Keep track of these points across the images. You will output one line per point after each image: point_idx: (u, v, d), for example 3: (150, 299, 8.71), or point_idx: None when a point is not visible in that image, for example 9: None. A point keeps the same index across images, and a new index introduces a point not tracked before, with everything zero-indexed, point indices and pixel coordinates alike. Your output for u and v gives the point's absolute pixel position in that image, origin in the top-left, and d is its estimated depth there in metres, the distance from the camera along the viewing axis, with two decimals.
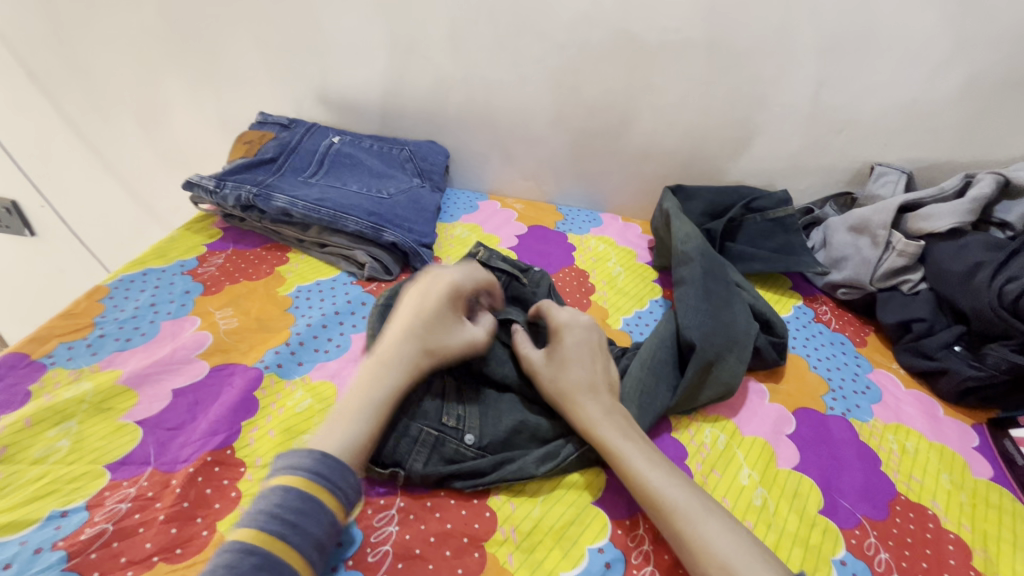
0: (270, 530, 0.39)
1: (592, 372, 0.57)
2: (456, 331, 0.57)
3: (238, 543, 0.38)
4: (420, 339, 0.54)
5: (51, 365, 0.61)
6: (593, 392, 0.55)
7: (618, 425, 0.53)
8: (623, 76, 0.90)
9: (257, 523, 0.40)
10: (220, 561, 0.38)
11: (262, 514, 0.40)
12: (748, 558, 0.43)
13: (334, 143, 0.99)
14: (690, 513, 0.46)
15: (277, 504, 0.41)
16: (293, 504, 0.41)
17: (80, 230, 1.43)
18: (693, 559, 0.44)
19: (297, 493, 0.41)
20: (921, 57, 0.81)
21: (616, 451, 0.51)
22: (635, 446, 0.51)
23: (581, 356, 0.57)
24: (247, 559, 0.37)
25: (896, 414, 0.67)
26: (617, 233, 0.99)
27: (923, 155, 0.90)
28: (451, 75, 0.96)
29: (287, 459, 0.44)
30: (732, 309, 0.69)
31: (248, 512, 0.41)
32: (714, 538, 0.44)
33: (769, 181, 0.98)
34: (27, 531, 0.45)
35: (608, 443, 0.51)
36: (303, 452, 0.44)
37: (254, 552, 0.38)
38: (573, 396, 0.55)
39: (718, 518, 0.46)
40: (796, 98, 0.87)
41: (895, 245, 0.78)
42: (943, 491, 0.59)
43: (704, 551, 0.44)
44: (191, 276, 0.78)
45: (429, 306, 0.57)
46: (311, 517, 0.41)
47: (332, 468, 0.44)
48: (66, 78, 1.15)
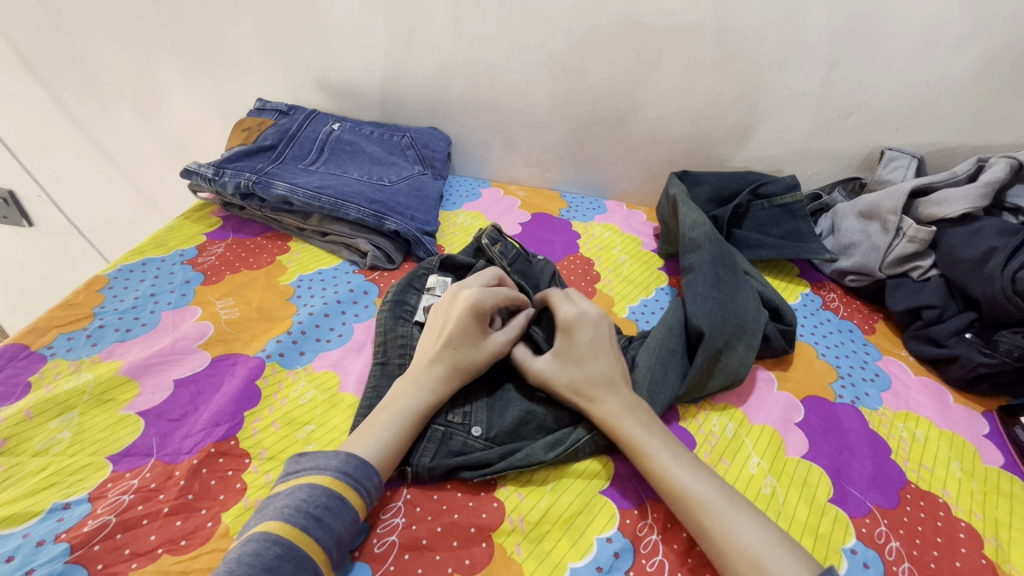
0: (295, 523, 0.40)
1: (608, 366, 0.56)
2: (485, 343, 0.57)
3: (262, 533, 0.39)
4: (450, 358, 0.55)
5: (51, 356, 0.60)
6: (610, 387, 0.55)
7: (641, 420, 0.53)
8: (629, 60, 0.88)
9: (283, 515, 0.40)
10: (243, 550, 0.38)
11: (288, 508, 0.41)
12: (774, 549, 0.42)
13: (334, 130, 0.97)
14: (714, 505, 0.45)
15: (304, 499, 0.42)
16: (319, 500, 0.42)
17: (79, 220, 1.42)
18: (718, 551, 0.43)
19: (324, 489, 0.43)
20: (934, 38, 0.79)
21: (639, 446, 0.51)
22: (659, 440, 0.51)
23: (595, 352, 0.57)
24: (272, 548, 0.38)
25: (906, 402, 0.67)
26: (622, 220, 0.98)
27: (934, 139, 0.88)
28: (453, 60, 0.94)
29: (314, 459, 0.45)
30: (741, 296, 0.68)
31: (273, 507, 0.41)
32: (739, 529, 0.43)
33: (776, 167, 0.96)
34: (30, 523, 0.45)
35: (633, 438, 0.51)
36: (330, 453, 0.46)
37: (278, 542, 0.38)
38: (590, 398, 0.54)
39: (744, 510, 0.45)
40: (805, 81, 0.86)
41: (906, 230, 0.77)
42: (953, 479, 0.58)
43: (731, 545, 0.43)
44: (191, 265, 0.77)
45: (451, 328, 0.56)
46: (335, 513, 0.42)
47: (357, 467, 0.45)
48: (61, 66, 1.13)
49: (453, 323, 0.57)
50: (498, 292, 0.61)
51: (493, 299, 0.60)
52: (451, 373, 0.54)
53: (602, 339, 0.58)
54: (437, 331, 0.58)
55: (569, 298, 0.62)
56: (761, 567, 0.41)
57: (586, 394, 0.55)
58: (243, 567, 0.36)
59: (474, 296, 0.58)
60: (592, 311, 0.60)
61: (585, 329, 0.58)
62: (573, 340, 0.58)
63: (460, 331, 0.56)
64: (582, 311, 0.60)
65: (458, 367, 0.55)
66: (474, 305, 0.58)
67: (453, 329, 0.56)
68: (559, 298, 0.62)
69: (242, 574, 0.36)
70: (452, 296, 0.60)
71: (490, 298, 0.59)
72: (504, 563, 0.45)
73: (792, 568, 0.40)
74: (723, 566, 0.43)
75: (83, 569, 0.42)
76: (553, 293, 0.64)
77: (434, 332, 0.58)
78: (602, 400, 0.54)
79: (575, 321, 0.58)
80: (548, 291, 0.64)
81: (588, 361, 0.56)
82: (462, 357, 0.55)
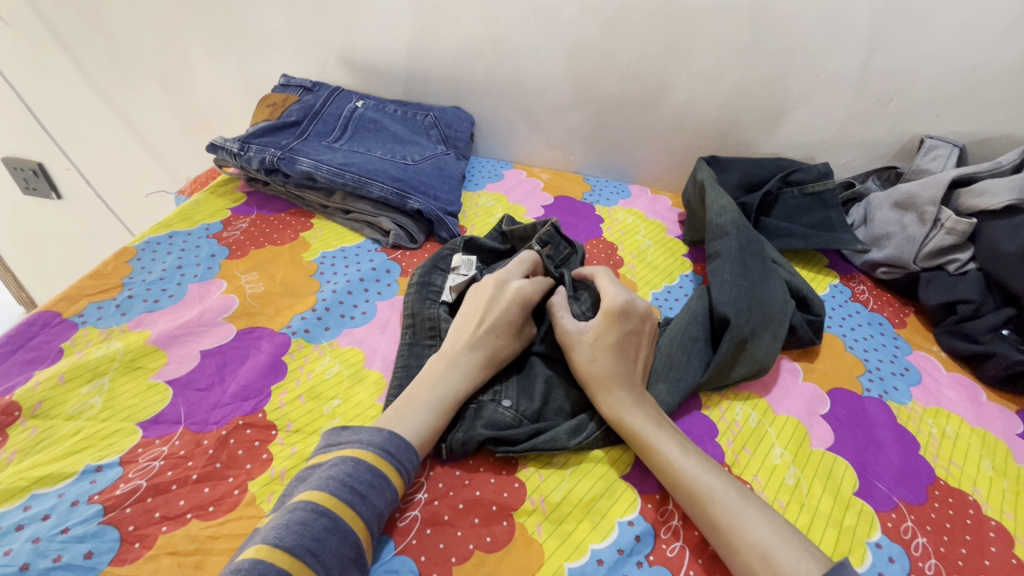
0: (340, 496, 0.41)
1: (628, 363, 0.55)
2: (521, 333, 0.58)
3: (309, 503, 0.40)
4: (489, 347, 0.55)
5: (82, 324, 0.62)
6: (625, 379, 0.54)
7: (650, 415, 0.52)
8: (659, 40, 0.86)
9: (328, 487, 0.41)
10: (291, 517, 0.39)
11: (332, 481, 0.42)
12: (784, 541, 0.42)
13: (358, 108, 0.96)
14: (724, 499, 0.45)
15: (349, 474, 0.42)
16: (363, 476, 0.43)
17: (104, 193, 1.43)
18: (728, 547, 0.43)
19: (368, 466, 0.43)
20: (980, 20, 0.76)
21: (647, 440, 0.50)
22: (668, 434, 0.51)
23: (624, 346, 0.56)
24: (319, 519, 0.39)
25: (936, 398, 0.65)
26: (646, 206, 0.96)
27: (977, 128, 0.84)
28: (479, 37, 0.93)
29: (358, 434, 0.46)
30: (768, 285, 0.66)
31: (318, 477, 0.42)
32: (750, 523, 0.43)
33: (809, 154, 0.93)
34: (65, 484, 0.46)
35: (641, 432, 0.51)
36: (373, 430, 0.46)
37: (325, 514, 0.39)
38: (604, 386, 0.54)
39: (753, 504, 0.45)
40: (843, 65, 0.83)
41: (944, 222, 0.75)
42: (984, 478, 0.56)
43: (743, 539, 0.42)
44: (216, 239, 0.77)
45: (497, 315, 0.57)
46: (378, 491, 0.43)
47: (399, 447, 0.46)
48: (90, 38, 1.14)
49: (500, 308, 0.57)
50: (542, 280, 0.62)
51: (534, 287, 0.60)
52: (489, 360, 0.55)
53: (638, 335, 0.58)
54: (478, 308, 0.58)
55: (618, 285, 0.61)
56: (772, 561, 0.40)
57: (604, 381, 0.54)
58: (291, 535, 0.37)
59: (528, 288, 0.59)
60: (638, 303, 0.60)
61: (628, 317, 0.58)
62: (612, 325, 0.56)
63: (503, 321, 0.57)
64: (631, 299, 0.59)
65: (493, 355, 0.55)
66: (527, 299, 0.59)
67: (499, 318, 0.57)
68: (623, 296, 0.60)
69: (290, 543, 0.37)
70: (501, 284, 0.60)
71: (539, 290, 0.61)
72: (525, 543, 0.45)
73: (803, 564, 0.40)
74: (733, 562, 0.43)
75: (116, 529, 0.43)
76: (601, 273, 0.64)
77: (470, 310, 0.58)
78: (619, 390, 0.53)
79: (621, 310, 0.57)
80: (597, 269, 0.65)
81: (619, 352, 0.55)
82: (501, 347, 0.56)
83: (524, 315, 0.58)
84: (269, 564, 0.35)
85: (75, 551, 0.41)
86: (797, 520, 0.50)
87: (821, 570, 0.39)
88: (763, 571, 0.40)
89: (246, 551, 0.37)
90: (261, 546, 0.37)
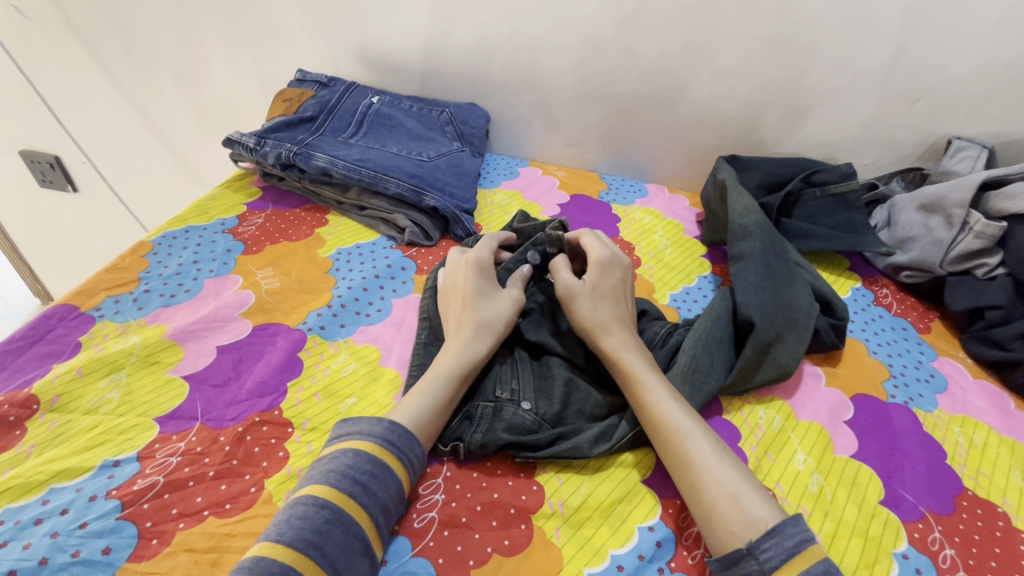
0: (342, 488, 0.40)
1: (618, 310, 0.58)
2: (500, 297, 0.59)
3: (310, 497, 0.39)
4: (473, 320, 0.56)
5: (99, 318, 0.62)
6: (622, 323, 0.57)
7: (644, 360, 0.54)
8: (681, 37, 0.85)
9: (329, 480, 0.41)
10: (293, 512, 0.39)
11: (333, 473, 0.41)
12: (748, 486, 0.44)
13: (374, 103, 0.96)
14: (701, 441, 0.47)
15: (349, 465, 0.42)
16: (365, 467, 0.42)
17: (120, 187, 1.43)
18: (694, 481, 0.45)
19: (369, 456, 0.43)
20: (1014, 17, 0.74)
21: (638, 379, 0.52)
22: (659, 378, 0.52)
23: (614, 296, 0.59)
24: (321, 512, 0.39)
25: (963, 406, 0.63)
26: (663, 205, 0.95)
27: (1008, 128, 0.82)
28: (497, 33, 0.92)
29: (359, 425, 0.46)
30: (794, 287, 0.65)
31: (319, 470, 0.42)
32: (721, 464, 0.45)
33: (831, 154, 0.91)
34: (82, 478, 0.46)
35: (634, 372, 0.53)
36: (373, 420, 0.46)
37: (327, 507, 0.39)
38: (604, 328, 0.56)
39: (726, 450, 0.47)
40: (869, 64, 0.81)
41: (973, 226, 0.73)
42: (1014, 489, 0.55)
43: (712, 477, 0.44)
44: (232, 234, 0.77)
45: (466, 291, 0.58)
46: (380, 480, 0.42)
47: (400, 436, 0.45)
48: (108, 31, 1.15)
49: (465, 284, 0.59)
50: (490, 248, 0.65)
51: (486, 254, 0.63)
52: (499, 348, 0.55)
53: (625, 283, 0.61)
54: (452, 300, 0.59)
55: (596, 238, 0.64)
56: (738, 499, 0.43)
57: (600, 325, 0.56)
58: (293, 530, 0.37)
59: (478, 255, 0.62)
60: (621, 254, 0.62)
61: (613, 269, 0.60)
62: (603, 275, 0.59)
63: (470, 292, 0.58)
64: (615, 253, 0.61)
65: (483, 324, 0.56)
66: (481, 264, 0.61)
67: (468, 292, 0.59)
68: (588, 237, 0.64)
69: (293, 538, 0.37)
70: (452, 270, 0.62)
71: (486, 252, 0.64)
72: (544, 546, 0.45)
73: (763, 507, 0.42)
74: (696, 495, 0.45)
75: (133, 526, 0.43)
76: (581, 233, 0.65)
77: (449, 304, 0.60)
78: (617, 331, 0.56)
79: (608, 262, 0.60)
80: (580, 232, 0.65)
81: (610, 298, 0.58)
82: (483, 315, 0.56)
83: (488, 279, 0.60)
84: (271, 560, 0.35)
85: (93, 546, 0.41)
86: (821, 529, 0.49)
87: (781, 517, 0.41)
88: (727, 506, 0.43)
89: (251, 549, 0.37)
90: (264, 543, 0.37)
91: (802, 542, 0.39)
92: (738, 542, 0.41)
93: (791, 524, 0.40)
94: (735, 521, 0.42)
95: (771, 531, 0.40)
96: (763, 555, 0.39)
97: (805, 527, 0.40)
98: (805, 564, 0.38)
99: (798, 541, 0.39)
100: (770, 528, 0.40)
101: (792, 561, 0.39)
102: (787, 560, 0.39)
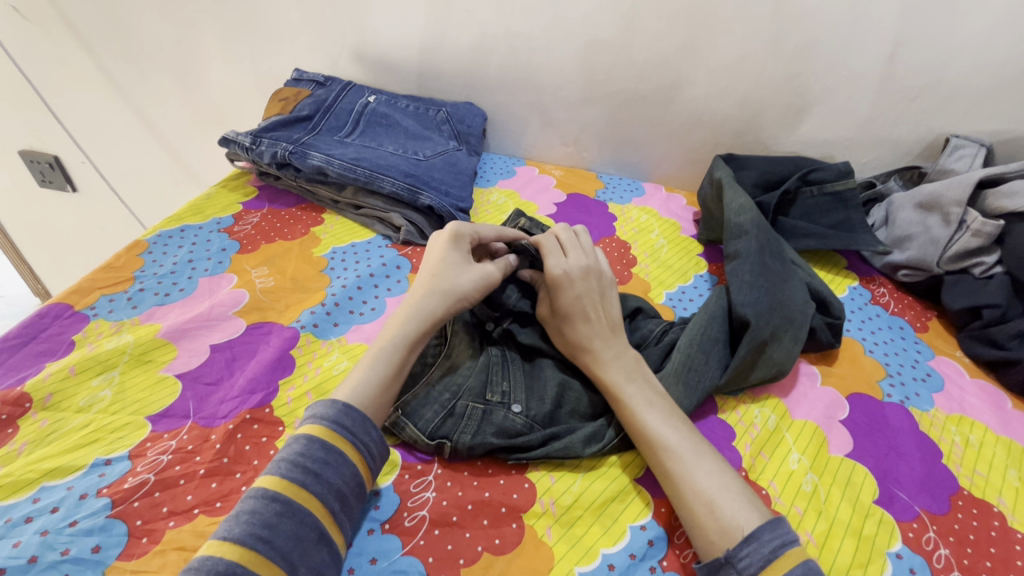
0: (293, 478, 0.40)
1: (596, 322, 0.56)
2: (465, 270, 0.57)
3: (261, 490, 0.39)
4: (428, 285, 0.55)
5: (93, 316, 0.62)
6: (602, 334, 0.55)
7: (624, 368, 0.54)
8: (677, 37, 0.85)
9: (280, 470, 0.40)
10: (242, 507, 0.38)
11: (284, 463, 0.41)
12: (729, 492, 0.44)
13: (370, 102, 0.96)
14: (679, 450, 0.47)
15: (300, 453, 0.41)
16: (316, 454, 0.41)
17: (119, 186, 1.44)
18: (676, 492, 0.45)
19: (320, 443, 0.42)
20: (1011, 15, 0.73)
21: (616, 393, 0.52)
22: (639, 388, 0.52)
23: (583, 310, 0.56)
24: (270, 505, 0.38)
25: (959, 405, 0.63)
26: (660, 204, 0.95)
27: (1005, 127, 0.82)
28: (493, 32, 0.92)
29: (312, 409, 0.45)
30: (789, 286, 0.65)
31: (271, 461, 0.42)
32: (700, 473, 0.45)
33: (828, 153, 0.91)
34: (74, 477, 0.46)
35: (612, 385, 0.52)
36: (325, 403, 0.45)
37: (276, 499, 0.39)
38: (581, 346, 0.55)
39: (707, 456, 0.47)
40: (866, 62, 0.81)
41: (970, 224, 0.73)
42: (1010, 488, 0.55)
43: (691, 487, 0.44)
44: (227, 233, 0.77)
45: (429, 257, 0.58)
46: (333, 468, 0.41)
47: (353, 420, 0.44)
48: (106, 32, 1.15)
49: (437, 254, 0.58)
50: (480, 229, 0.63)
51: (471, 232, 0.61)
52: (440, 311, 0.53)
53: (589, 296, 0.57)
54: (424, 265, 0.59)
55: (567, 248, 0.61)
56: (715, 508, 0.42)
57: (581, 344, 0.55)
58: (241, 525, 0.37)
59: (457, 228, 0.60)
60: (584, 266, 0.59)
61: (566, 286, 0.57)
62: (559, 293, 0.57)
63: (438, 261, 0.57)
64: (570, 270, 0.58)
65: (437, 291, 0.54)
66: (456, 238, 0.59)
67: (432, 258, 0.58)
68: (553, 247, 0.61)
69: (242, 532, 0.37)
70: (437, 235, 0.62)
71: (470, 230, 0.61)
72: (535, 545, 0.45)
73: (742, 513, 0.42)
74: (679, 506, 0.45)
75: (124, 524, 0.43)
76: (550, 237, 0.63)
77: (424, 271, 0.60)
78: (596, 349, 0.55)
79: (562, 279, 0.58)
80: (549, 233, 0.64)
81: (578, 313, 0.56)
82: (440, 283, 0.55)
83: (462, 255, 0.59)
84: (218, 558, 0.35)
85: (83, 545, 0.41)
86: (814, 528, 0.48)
87: (759, 523, 0.41)
88: (705, 517, 0.42)
89: (202, 546, 0.37)
90: (212, 541, 0.36)
91: (780, 548, 0.39)
92: (717, 551, 0.41)
93: (768, 529, 0.40)
94: (713, 530, 0.42)
95: (748, 537, 0.40)
96: (741, 562, 0.39)
97: (785, 531, 0.40)
98: (783, 569, 0.38)
99: (775, 546, 0.39)
100: (746, 537, 0.40)
101: (769, 567, 0.38)
102: (767, 565, 0.39)
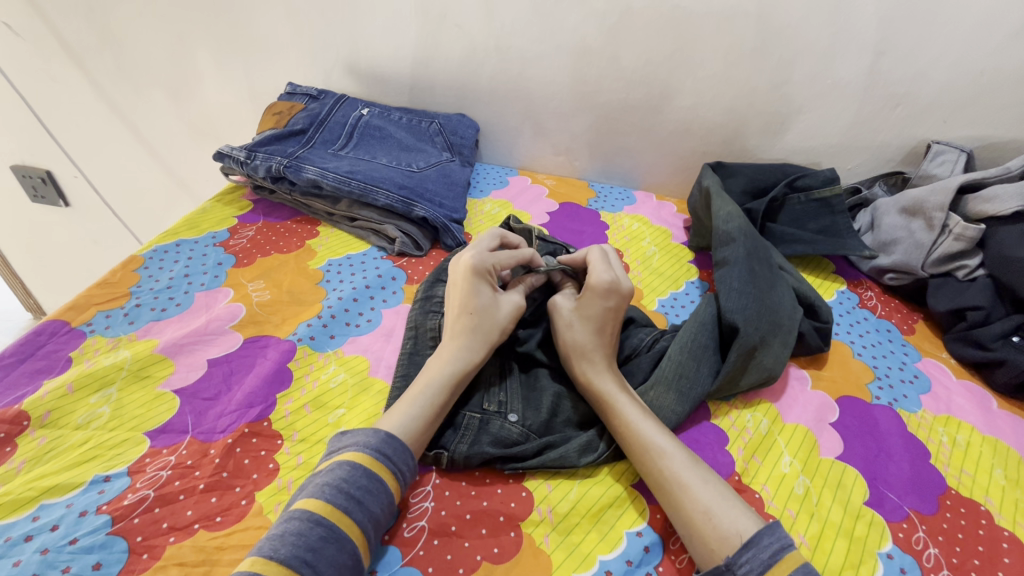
0: (337, 504, 0.41)
1: (602, 336, 0.57)
2: (501, 303, 0.58)
3: (305, 513, 0.40)
4: (464, 325, 0.55)
5: (90, 333, 0.62)
6: (602, 348, 0.57)
7: (617, 381, 0.55)
8: (665, 47, 0.86)
9: (323, 495, 0.41)
10: (286, 528, 0.39)
11: (329, 488, 0.41)
12: (725, 500, 0.45)
13: (363, 115, 0.97)
14: (676, 459, 0.48)
15: (344, 479, 0.42)
16: (360, 481, 0.42)
17: (112, 200, 1.43)
18: (674, 502, 0.46)
19: (364, 470, 0.43)
20: (985, 26, 0.76)
21: (610, 402, 0.53)
22: (632, 399, 0.53)
23: (605, 322, 0.58)
24: (315, 528, 0.39)
25: (946, 406, 0.64)
26: (651, 212, 0.96)
27: (984, 133, 0.84)
28: (484, 44, 0.93)
29: (353, 437, 0.46)
30: (776, 292, 0.66)
31: (314, 484, 0.42)
32: (697, 482, 0.46)
33: (814, 160, 0.93)
34: (73, 494, 0.46)
35: (606, 395, 0.54)
36: (369, 432, 0.46)
37: (321, 523, 0.39)
38: (582, 355, 0.56)
39: (702, 466, 0.48)
40: (848, 70, 0.83)
41: (952, 228, 0.75)
42: (996, 487, 0.56)
43: (688, 497, 0.45)
44: (223, 247, 0.78)
45: (463, 292, 0.57)
46: (375, 495, 0.42)
47: (395, 450, 0.45)
48: (98, 47, 1.15)
49: (462, 290, 0.58)
50: (501, 258, 0.62)
51: (492, 262, 0.61)
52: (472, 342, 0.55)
53: (616, 311, 0.59)
54: (452, 298, 0.59)
55: (607, 260, 0.63)
56: (713, 516, 0.43)
57: (578, 350, 0.56)
58: (286, 546, 0.37)
59: (477, 261, 0.59)
60: (625, 282, 0.60)
61: (608, 299, 0.59)
62: (594, 299, 0.58)
63: (467, 298, 0.57)
64: (616, 279, 0.59)
65: (474, 331, 0.55)
66: (480, 270, 0.59)
67: (464, 293, 0.57)
68: (597, 259, 0.63)
69: (287, 555, 0.37)
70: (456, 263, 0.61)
71: (490, 261, 0.60)
72: (533, 553, 0.45)
73: (740, 519, 0.43)
74: (676, 517, 0.45)
75: (124, 540, 0.43)
76: (593, 251, 0.64)
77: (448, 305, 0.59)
78: (595, 359, 0.56)
79: (603, 288, 0.58)
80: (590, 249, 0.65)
81: (596, 323, 0.58)
82: (477, 322, 0.56)
83: (489, 286, 0.59)
84: None
85: (84, 562, 0.41)
86: (807, 531, 0.49)
87: (757, 529, 0.42)
88: (703, 525, 0.43)
89: (242, 565, 0.37)
90: (257, 560, 0.36)
91: (778, 552, 0.40)
92: (717, 558, 0.42)
93: (766, 534, 0.41)
94: (712, 538, 0.42)
95: (746, 544, 0.41)
96: (741, 569, 0.40)
97: (782, 534, 0.41)
98: (784, 571, 0.39)
99: (774, 551, 0.40)
100: (744, 545, 0.41)
101: (771, 571, 0.39)
102: (766, 571, 0.39)
